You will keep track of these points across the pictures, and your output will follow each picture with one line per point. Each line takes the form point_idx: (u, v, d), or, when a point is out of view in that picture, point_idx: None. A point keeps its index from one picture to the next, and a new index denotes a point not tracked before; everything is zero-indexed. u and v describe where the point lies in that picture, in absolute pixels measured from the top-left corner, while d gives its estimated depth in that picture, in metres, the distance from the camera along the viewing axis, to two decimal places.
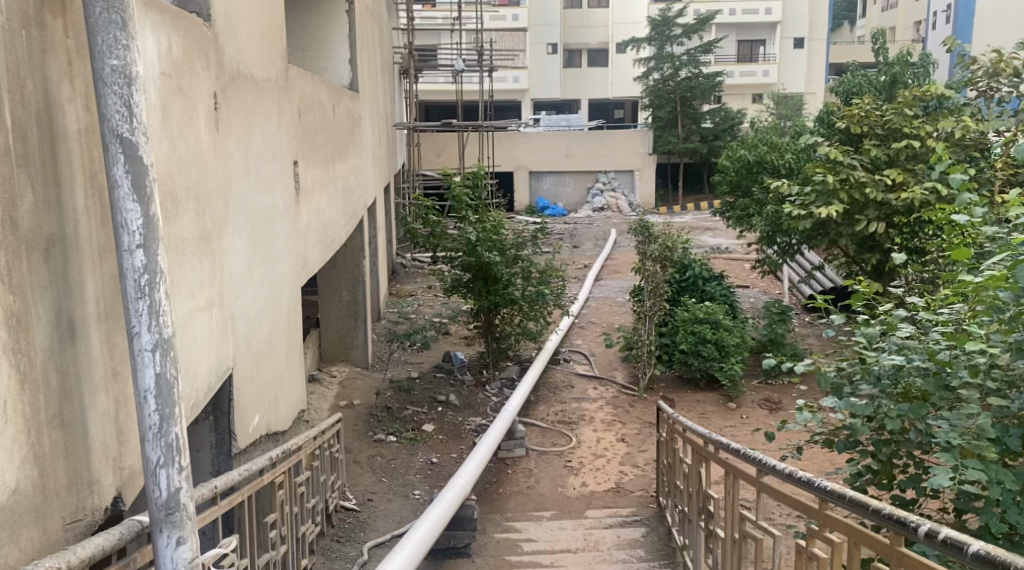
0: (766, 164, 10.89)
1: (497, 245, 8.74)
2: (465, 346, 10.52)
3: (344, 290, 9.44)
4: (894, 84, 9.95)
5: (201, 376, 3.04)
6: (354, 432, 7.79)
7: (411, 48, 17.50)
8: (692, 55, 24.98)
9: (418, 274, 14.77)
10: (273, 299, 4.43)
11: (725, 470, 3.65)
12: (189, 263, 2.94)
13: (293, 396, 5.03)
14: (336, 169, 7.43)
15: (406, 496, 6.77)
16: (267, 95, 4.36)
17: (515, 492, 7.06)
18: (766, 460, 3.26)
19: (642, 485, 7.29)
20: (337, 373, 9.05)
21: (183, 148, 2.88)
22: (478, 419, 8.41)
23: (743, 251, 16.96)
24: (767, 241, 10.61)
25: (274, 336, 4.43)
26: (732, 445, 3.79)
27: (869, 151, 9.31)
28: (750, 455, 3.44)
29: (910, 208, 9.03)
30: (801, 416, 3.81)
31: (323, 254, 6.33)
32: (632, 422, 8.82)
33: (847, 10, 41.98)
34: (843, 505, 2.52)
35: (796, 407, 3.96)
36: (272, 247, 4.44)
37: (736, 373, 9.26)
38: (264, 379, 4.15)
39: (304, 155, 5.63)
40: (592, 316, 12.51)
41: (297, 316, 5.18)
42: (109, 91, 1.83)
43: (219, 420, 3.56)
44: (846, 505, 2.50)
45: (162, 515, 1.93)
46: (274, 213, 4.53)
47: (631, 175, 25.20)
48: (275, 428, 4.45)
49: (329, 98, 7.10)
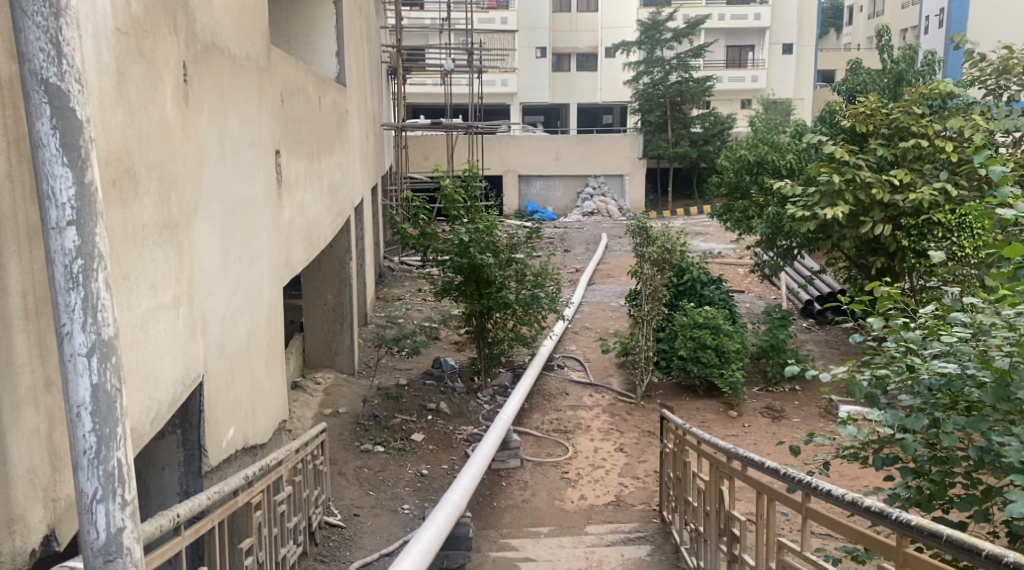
0: (766, 164, 10.53)
1: (490, 245, 8.35)
2: (455, 351, 10.12)
3: (329, 293, 9.02)
4: (899, 82, 9.69)
5: (165, 385, 2.64)
6: (340, 443, 7.39)
7: (398, 47, 17.12)
8: (681, 60, 24.75)
9: (405, 277, 14.34)
10: (251, 301, 4.04)
11: (757, 490, 3.34)
12: (150, 254, 2.54)
13: (274, 404, 4.63)
14: (322, 163, 7.03)
15: (394, 511, 6.37)
16: (246, 74, 3.96)
17: (510, 507, 6.67)
18: (833, 488, 2.82)
19: (644, 498, 6.92)
20: (321, 380, 8.63)
21: (144, 120, 2.48)
22: (470, 428, 8.01)
23: (736, 255, 16.67)
24: (768, 244, 10.29)
25: (252, 339, 4.03)
26: (762, 462, 3.47)
27: (875, 151, 8.98)
28: (789, 475, 3.14)
29: (919, 210, 8.72)
30: (846, 431, 3.42)
31: (307, 252, 5.91)
32: (630, 431, 8.44)
33: (835, 19, 41.84)
34: (938, 546, 2.23)
35: (839, 421, 3.57)
36: (250, 242, 4.04)
37: (737, 380, 8.89)
38: (240, 386, 3.75)
39: (286, 145, 5.22)
40: (585, 321, 12.13)
41: (279, 317, 4.78)
42: (29, 24, 1.44)
43: (188, 435, 3.14)
44: (942, 545, 2.21)
45: (99, 562, 1.54)
46: (253, 204, 4.12)
47: (621, 180, 24.88)
48: (253, 440, 4.06)
49: (315, 88, 6.69)
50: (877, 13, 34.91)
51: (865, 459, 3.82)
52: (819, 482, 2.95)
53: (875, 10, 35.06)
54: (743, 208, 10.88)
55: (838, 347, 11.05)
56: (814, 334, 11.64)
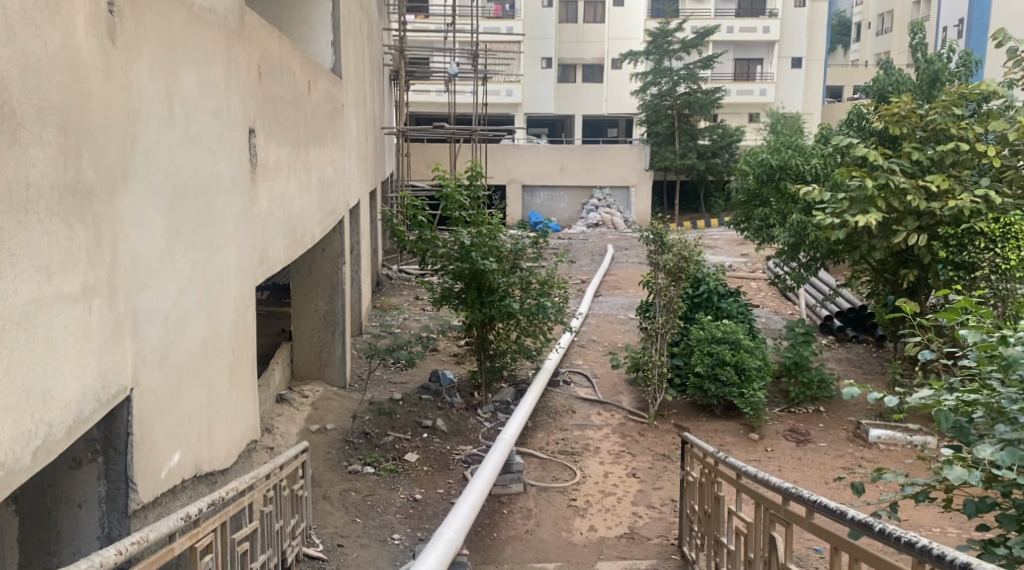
0: (789, 169, 9.80)
1: (493, 251, 7.71)
2: (454, 364, 9.45)
3: (320, 299, 8.33)
4: (933, 83, 9.01)
5: (63, 401, 1.99)
6: (326, 463, 6.71)
7: (401, 49, 16.54)
8: (690, 70, 24.23)
9: (404, 286, 13.67)
10: (209, 300, 3.36)
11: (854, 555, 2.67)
12: (39, 226, 1.88)
13: (241, 422, 3.94)
14: (310, 155, 6.37)
15: (382, 541, 5.68)
16: (208, 30, 3.31)
17: (512, 539, 5.98)
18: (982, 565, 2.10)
19: (660, 531, 6.23)
20: (309, 393, 7.96)
21: (30, 43, 1.83)
22: (469, 448, 7.32)
23: (748, 269, 16.02)
24: (790, 255, 9.62)
25: (209, 347, 3.36)
26: (832, 506, 2.80)
27: (909, 154, 8.27)
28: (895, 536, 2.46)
29: (957, 219, 8.03)
30: (955, 472, 2.63)
31: (288, 251, 5.24)
32: (643, 454, 7.76)
33: (842, 35, 41.33)
34: None
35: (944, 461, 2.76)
36: (210, 227, 3.37)
37: (760, 401, 8.24)
38: (191, 402, 3.08)
39: (265, 125, 4.56)
40: (593, 334, 11.46)
41: (247, 321, 4.10)
42: None
43: (111, 464, 2.46)
44: None
45: None
46: (215, 185, 3.45)
47: (627, 193, 24.15)
48: (211, 465, 3.39)
49: (304, 73, 6.04)
50: (886, 30, 34.43)
51: (950, 501, 3.15)
52: (947, 550, 2.26)
53: (883, 29, 34.62)
54: (764, 215, 10.22)
55: (860, 366, 10.38)
56: (835, 352, 10.96)
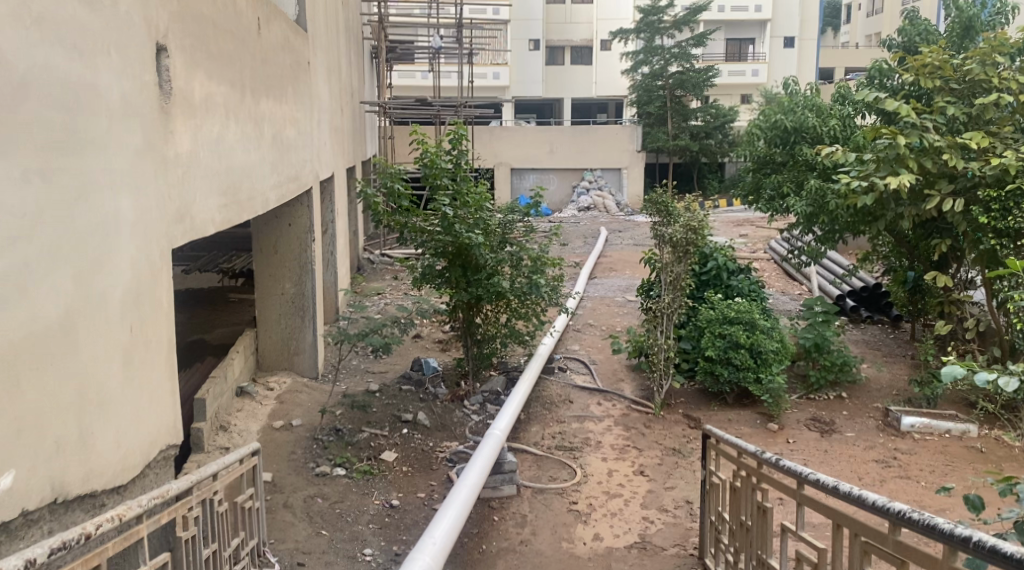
0: (806, 131, 9.06)
1: (480, 223, 6.75)
2: (438, 352, 8.51)
3: (286, 280, 7.33)
4: (966, 33, 8.13)
5: None
6: (289, 465, 5.78)
7: (380, 24, 15.58)
8: (682, 47, 23.16)
9: (385, 270, 12.70)
10: (87, 257, 2.49)
11: None
12: None
13: (150, 423, 3.03)
14: (262, 106, 5.43)
15: (351, 558, 4.77)
16: None
17: (504, 551, 5.09)
18: None
19: (677, 539, 5.34)
20: (275, 385, 7.02)
21: None
22: (454, 445, 6.39)
23: (749, 250, 15.11)
24: (806, 226, 8.74)
25: (85, 322, 2.48)
26: (1006, 549, 1.84)
27: (944, 109, 7.39)
28: None
29: (1000, 180, 7.05)
30: None
31: (226, 212, 4.28)
32: (651, 449, 6.86)
33: (830, 17, 40.57)
34: None
35: None
36: (88, 156, 2.50)
37: (779, 388, 7.36)
38: (34, 399, 2.21)
39: (186, 46, 3.62)
40: (589, 318, 10.54)
41: (160, 293, 3.18)
42: None
43: None
44: None
45: None
46: (95, 102, 2.57)
47: (618, 173, 23.21)
48: (91, 483, 2.49)
49: (252, 6, 5.11)
50: (877, 11, 33.53)
51: None
52: None
53: (874, 10, 33.77)
54: (776, 183, 9.35)
55: (881, 348, 9.54)
56: (850, 332, 10.10)
